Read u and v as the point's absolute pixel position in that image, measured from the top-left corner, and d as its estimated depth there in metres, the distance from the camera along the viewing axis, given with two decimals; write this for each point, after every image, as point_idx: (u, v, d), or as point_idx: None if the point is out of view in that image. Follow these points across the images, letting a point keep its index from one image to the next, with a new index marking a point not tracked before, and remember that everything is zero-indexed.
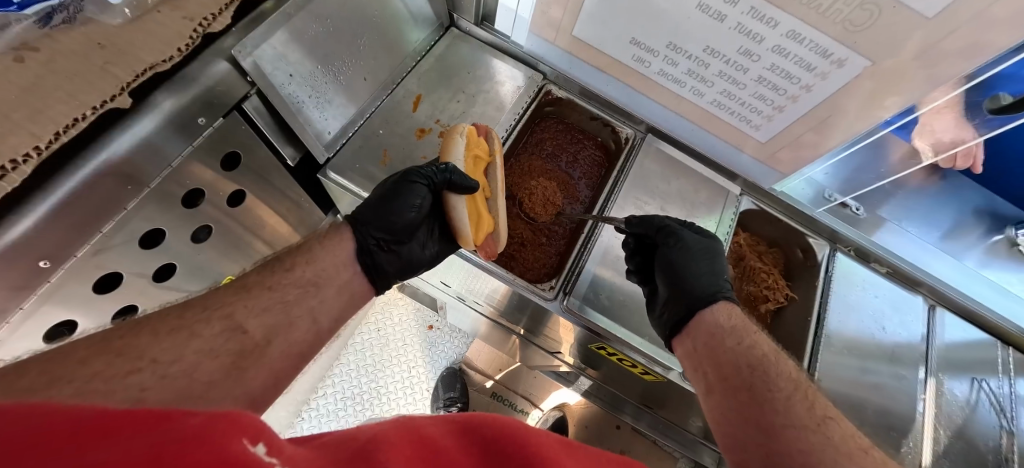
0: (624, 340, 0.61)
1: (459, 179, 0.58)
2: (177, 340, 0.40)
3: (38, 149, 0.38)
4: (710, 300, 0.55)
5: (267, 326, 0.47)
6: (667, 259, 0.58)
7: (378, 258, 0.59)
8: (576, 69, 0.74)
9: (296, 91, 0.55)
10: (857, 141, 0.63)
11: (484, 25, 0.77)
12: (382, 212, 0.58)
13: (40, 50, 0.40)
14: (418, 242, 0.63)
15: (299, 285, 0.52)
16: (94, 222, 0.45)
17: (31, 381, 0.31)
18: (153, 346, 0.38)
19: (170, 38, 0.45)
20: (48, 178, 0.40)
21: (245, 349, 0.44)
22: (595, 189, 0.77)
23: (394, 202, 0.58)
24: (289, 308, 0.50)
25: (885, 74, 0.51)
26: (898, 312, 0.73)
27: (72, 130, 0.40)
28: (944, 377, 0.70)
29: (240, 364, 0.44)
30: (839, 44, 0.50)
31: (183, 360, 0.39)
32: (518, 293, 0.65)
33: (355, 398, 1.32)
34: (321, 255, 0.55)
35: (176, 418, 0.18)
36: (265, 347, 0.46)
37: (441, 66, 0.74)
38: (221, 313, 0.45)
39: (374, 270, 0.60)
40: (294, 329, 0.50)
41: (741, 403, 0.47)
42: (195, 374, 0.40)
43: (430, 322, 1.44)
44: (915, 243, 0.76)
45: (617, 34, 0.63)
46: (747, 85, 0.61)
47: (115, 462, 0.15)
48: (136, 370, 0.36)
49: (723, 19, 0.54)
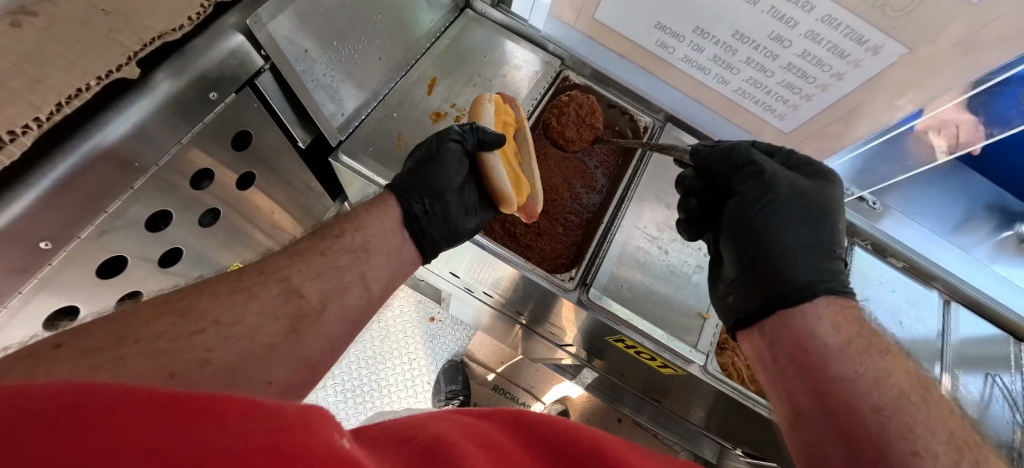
0: (646, 333, 0.59)
1: (489, 137, 0.57)
2: (236, 301, 0.39)
3: (39, 121, 0.35)
4: (800, 289, 0.49)
5: (323, 290, 0.45)
6: (745, 216, 0.54)
7: (424, 225, 0.56)
8: (596, 55, 0.71)
9: (310, 67, 0.53)
10: (878, 135, 0.62)
11: (500, 6, 0.74)
12: (421, 178, 0.56)
13: (40, 15, 0.37)
14: (462, 209, 0.59)
15: (349, 251, 0.49)
16: (98, 201, 0.42)
17: (99, 339, 0.30)
18: (214, 307, 0.37)
19: (180, 6, 0.42)
20: (47, 151, 0.37)
21: (303, 312, 0.42)
22: (613, 179, 0.73)
23: (431, 167, 0.56)
24: (343, 273, 0.47)
25: (921, 62, 0.50)
26: (914, 306, 0.73)
27: (75, 101, 0.37)
28: (958, 372, 0.70)
29: (298, 327, 0.42)
30: (876, 30, 0.48)
31: (244, 322, 0.38)
32: (535, 283, 0.63)
33: (356, 390, 1.31)
34: (369, 222, 0.52)
35: (268, 407, 0.18)
36: (321, 312, 0.44)
37: (456, 48, 0.72)
38: (278, 276, 0.43)
39: (424, 242, 0.56)
40: (349, 292, 0.47)
41: (827, 404, 0.44)
42: (258, 335, 0.38)
43: (430, 314, 1.41)
44: (925, 236, 0.76)
45: (642, 17, 0.60)
46: (774, 73, 0.59)
47: (231, 448, 0.15)
48: (200, 330, 0.35)
49: (756, 3, 0.52)
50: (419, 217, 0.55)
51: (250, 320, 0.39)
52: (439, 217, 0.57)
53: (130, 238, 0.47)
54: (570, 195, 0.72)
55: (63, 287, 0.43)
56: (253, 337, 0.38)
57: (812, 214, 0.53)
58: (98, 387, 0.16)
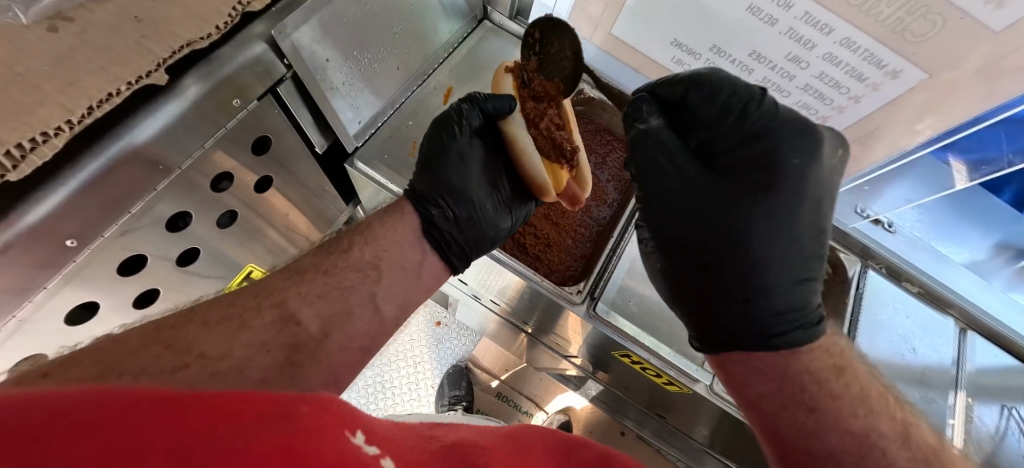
0: (652, 350, 0.59)
1: (492, 107, 0.57)
2: (225, 331, 0.38)
3: (72, 122, 0.37)
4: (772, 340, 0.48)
5: (324, 316, 0.45)
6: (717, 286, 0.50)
7: (446, 232, 0.57)
8: (612, 68, 0.73)
9: (330, 76, 0.54)
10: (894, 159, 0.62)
11: (518, 19, 0.75)
12: (436, 178, 0.57)
13: (75, 21, 0.39)
14: (491, 205, 0.60)
15: (356, 268, 0.50)
16: (122, 202, 0.43)
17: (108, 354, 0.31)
18: (203, 337, 0.36)
19: (207, 15, 0.43)
20: (81, 151, 0.39)
21: (301, 342, 0.42)
22: (624, 192, 0.74)
23: (443, 163, 0.58)
24: (346, 294, 0.48)
25: (942, 88, 0.49)
26: (928, 333, 0.72)
27: (106, 104, 0.39)
28: (973, 402, 0.68)
29: (295, 360, 0.41)
30: (895, 55, 0.48)
31: (232, 355, 0.36)
32: (542, 294, 0.63)
33: (360, 391, 1.32)
34: (381, 234, 0.53)
35: (284, 403, 0.19)
36: (322, 341, 0.44)
37: (473, 59, 0.73)
38: (274, 301, 0.43)
39: (448, 247, 0.57)
40: (355, 318, 0.47)
41: (782, 426, 0.45)
42: (248, 369, 0.37)
43: (437, 318, 1.42)
44: (933, 257, 0.74)
45: (658, 34, 0.61)
46: (791, 92, 0.59)
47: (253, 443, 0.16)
48: (184, 364, 0.33)
49: (774, 24, 0.52)
50: (440, 220, 0.57)
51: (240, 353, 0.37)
52: (461, 217, 0.58)
53: (150, 238, 0.49)
54: (581, 208, 0.72)
55: (85, 283, 0.44)
56: (243, 371, 0.36)
57: (807, 179, 0.45)
58: (126, 395, 0.17)
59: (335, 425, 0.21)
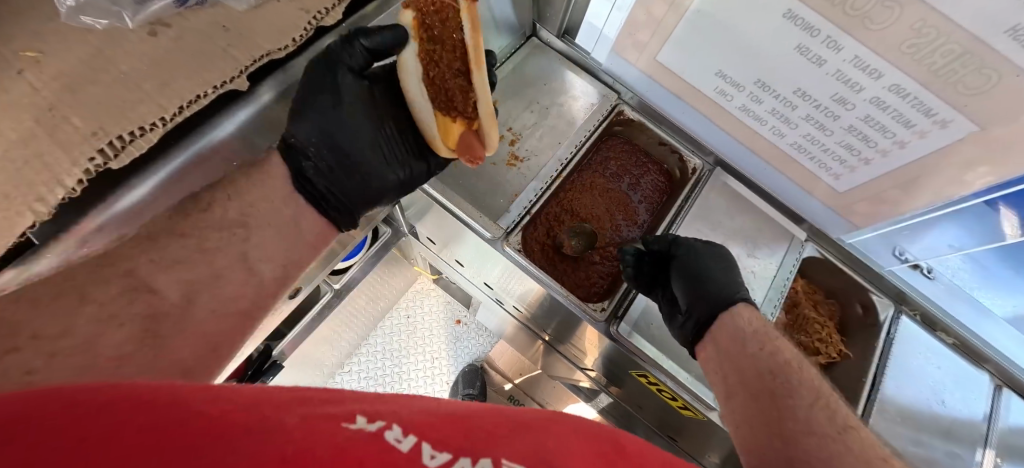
0: (669, 373, 0.60)
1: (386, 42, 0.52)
2: (59, 308, 0.38)
3: (163, 120, 0.41)
4: (731, 301, 0.58)
5: (183, 283, 0.46)
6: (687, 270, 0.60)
7: (317, 186, 0.54)
8: (654, 93, 0.73)
9: (386, 88, 0.57)
10: (941, 206, 0.59)
11: (565, 38, 0.77)
12: (312, 116, 0.52)
13: (171, 27, 0.44)
14: (370, 143, 0.59)
15: (222, 228, 0.49)
16: (199, 193, 0.48)
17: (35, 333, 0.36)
18: (34, 318, 0.37)
19: (286, 28, 0.48)
20: (172, 147, 0.43)
21: (157, 311, 0.43)
22: (655, 214, 0.75)
23: (311, 98, 0.51)
24: (211, 258, 0.48)
25: (991, 143, 0.48)
26: (960, 387, 0.69)
27: (193, 105, 0.43)
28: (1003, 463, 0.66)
29: (155, 333, 0.43)
30: (946, 105, 0.47)
31: (74, 333, 0.38)
32: (567, 309, 0.64)
33: (378, 379, 1.37)
34: (250, 190, 0.50)
35: (272, 418, 0.24)
36: (184, 306, 0.45)
37: (519, 74, 0.75)
38: (119, 271, 0.42)
39: (324, 195, 0.55)
40: (222, 282, 0.48)
41: None
42: (97, 346, 0.39)
43: (458, 316, 1.46)
44: (974, 309, 0.71)
45: (703, 64, 0.62)
46: (834, 132, 0.59)
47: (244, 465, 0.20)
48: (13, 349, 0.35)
49: (822, 65, 0.52)
50: (307, 163, 0.53)
51: (85, 329, 0.39)
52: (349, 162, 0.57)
53: None
54: (611, 227, 0.73)
55: None
56: (92, 349, 0.39)
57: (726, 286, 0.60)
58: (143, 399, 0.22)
59: (326, 426, 0.24)
